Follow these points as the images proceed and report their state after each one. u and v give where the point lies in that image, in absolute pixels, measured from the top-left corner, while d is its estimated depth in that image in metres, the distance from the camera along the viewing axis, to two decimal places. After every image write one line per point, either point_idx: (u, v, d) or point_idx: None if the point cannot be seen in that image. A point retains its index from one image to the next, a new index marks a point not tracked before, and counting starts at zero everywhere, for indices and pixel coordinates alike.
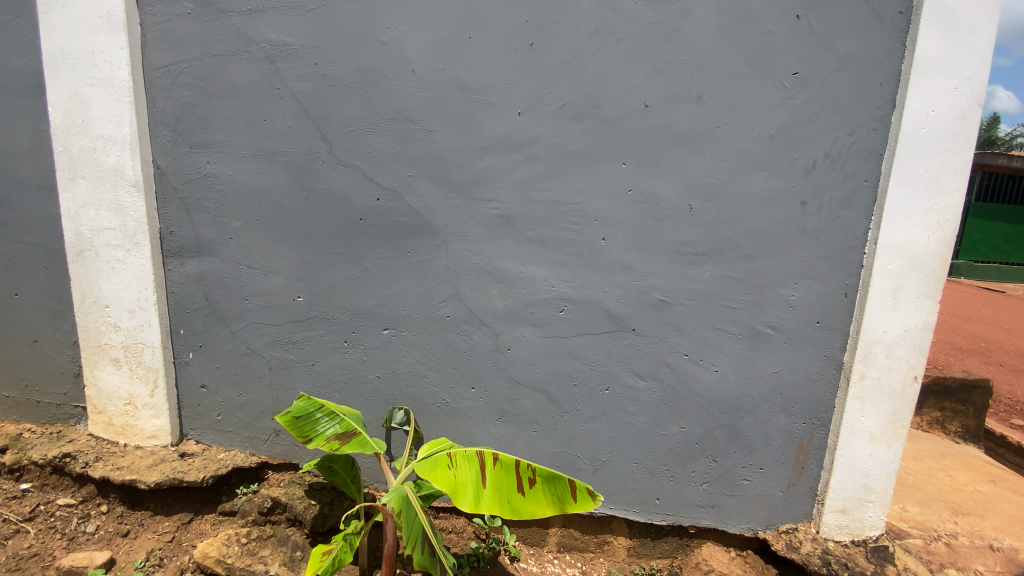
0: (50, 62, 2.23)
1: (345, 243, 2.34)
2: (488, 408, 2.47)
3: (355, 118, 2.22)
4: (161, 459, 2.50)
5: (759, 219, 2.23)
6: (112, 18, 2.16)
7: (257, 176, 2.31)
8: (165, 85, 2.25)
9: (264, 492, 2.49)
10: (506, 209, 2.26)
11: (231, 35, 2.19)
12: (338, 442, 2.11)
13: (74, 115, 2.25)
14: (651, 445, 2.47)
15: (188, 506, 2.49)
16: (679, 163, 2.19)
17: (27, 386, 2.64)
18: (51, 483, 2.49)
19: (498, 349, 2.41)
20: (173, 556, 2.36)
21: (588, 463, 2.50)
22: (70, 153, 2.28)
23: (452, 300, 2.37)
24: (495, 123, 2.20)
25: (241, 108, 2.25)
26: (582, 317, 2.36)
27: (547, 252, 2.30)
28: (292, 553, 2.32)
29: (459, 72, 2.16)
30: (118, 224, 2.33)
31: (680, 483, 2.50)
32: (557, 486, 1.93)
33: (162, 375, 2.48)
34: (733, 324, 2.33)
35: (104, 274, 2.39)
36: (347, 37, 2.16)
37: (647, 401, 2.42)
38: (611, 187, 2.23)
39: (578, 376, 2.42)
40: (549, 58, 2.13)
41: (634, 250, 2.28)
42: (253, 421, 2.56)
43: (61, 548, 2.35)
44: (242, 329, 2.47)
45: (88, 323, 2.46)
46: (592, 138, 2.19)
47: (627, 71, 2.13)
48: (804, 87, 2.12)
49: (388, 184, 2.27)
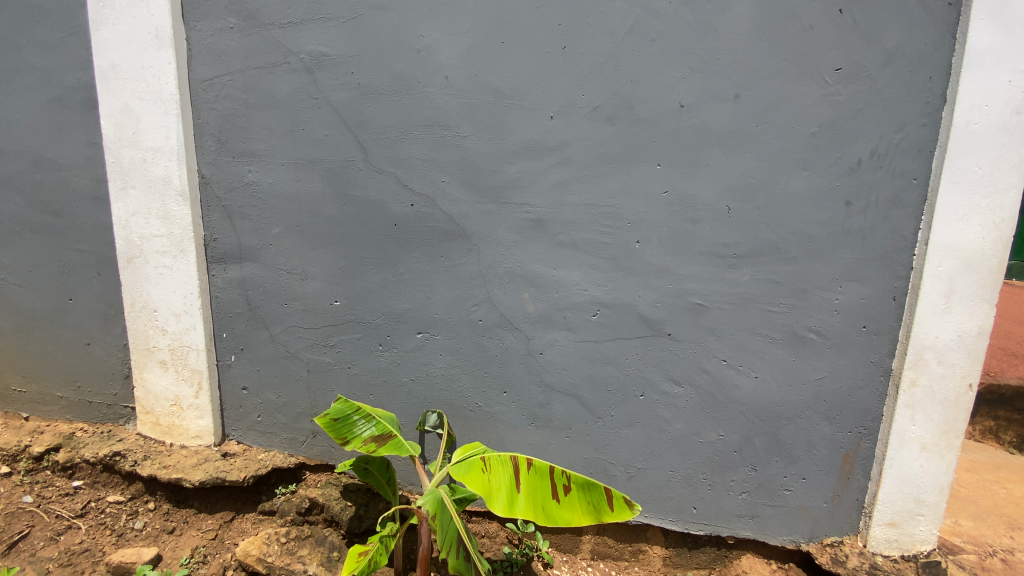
0: (102, 77, 2.33)
1: (380, 248, 2.38)
2: (521, 412, 2.46)
3: (389, 126, 2.25)
4: (204, 459, 2.58)
5: (800, 220, 2.16)
6: (160, 34, 2.25)
7: (296, 184, 2.37)
8: (209, 98, 2.34)
9: (303, 492, 2.55)
10: (538, 213, 2.25)
11: (271, 47, 2.26)
12: (374, 444, 2.14)
13: (125, 128, 2.35)
14: (688, 453, 2.42)
15: (229, 505, 2.56)
16: (716, 164, 2.15)
17: (80, 387, 2.77)
18: (101, 480, 2.60)
19: (531, 353, 2.40)
20: (216, 553, 2.44)
21: (622, 470, 2.46)
22: (122, 164, 2.38)
23: (484, 303, 2.37)
24: (527, 126, 2.19)
25: (281, 118, 2.32)
26: (616, 321, 2.33)
27: (580, 256, 2.28)
28: (328, 553, 2.35)
29: (491, 77, 2.17)
30: (166, 232, 2.42)
31: (718, 492, 2.44)
32: (593, 494, 1.91)
33: (205, 377, 2.56)
34: (774, 328, 2.26)
35: (153, 280, 2.48)
36: (382, 46, 2.19)
37: (684, 407, 2.37)
38: (646, 189, 2.19)
39: (612, 381, 2.39)
40: (582, 60, 2.11)
41: (670, 253, 2.24)
42: (292, 423, 2.62)
43: (111, 544, 2.44)
44: (282, 332, 2.54)
45: (137, 327, 2.56)
46: (626, 139, 2.16)
47: (662, 71, 2.09)
48: (848, 83, 2.04)
49: (421, 190, 2.30)
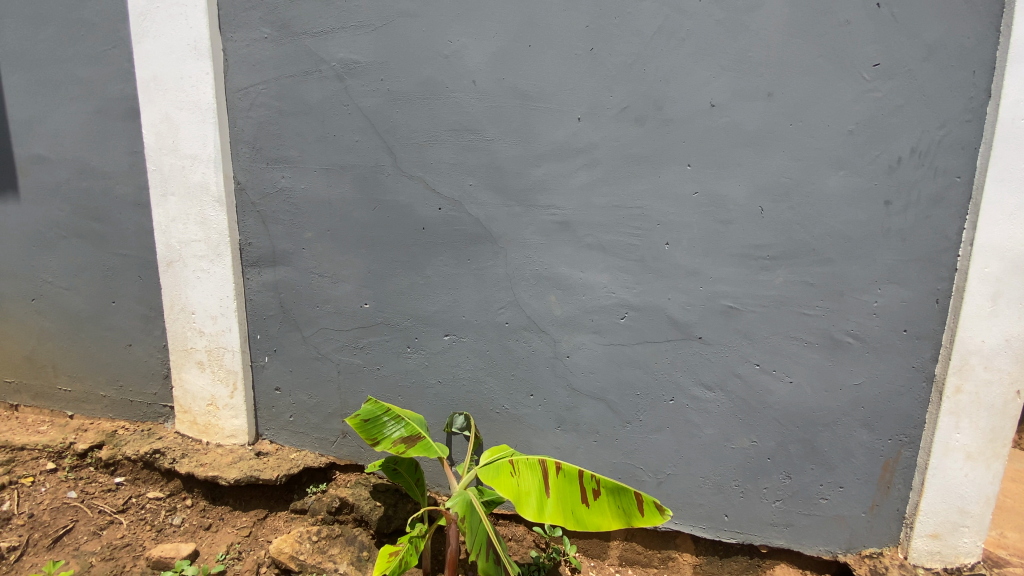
0: (144, 87, 2.41)
1: (408, 251, 2.40)
2: (547, 415, 2.46)
3: (418, 131, 2.28)
4: (239, 457, 2.64)
5: (836, 221, 2.10)
6: (198, 46, 2.32)
7: (327, 190, 2.42)
8: (245, 106, 2.41)
9: (333, 492, 2.59)
10: (565, 215, 2.25)
11: (304, 56, 2.31)
12: (403, 446, 2.16)
13: (164, 137, 2.43)
14: (719, 459, 2.37)
15: (263, 503, 2.61)
16: (748, 164, 2.10)
17: (121, 386, 2.87)
18: (141, 477, 2.68)
19: (557, 357, 2.39)
20: (250, 550, 2.50)
21: (651, 476, 2.43)
22: (162, 171, 2.46)
23: (511, 306, 2.37)
24: (555, 128, 2.19)
25: (313, 125, 2.37)
26: (645, 324, 2.30)
27: (608, 258, 2.26)
28: (359, 552, 2.40)
29: (519, 80, 2.17)
30: (204, 237, 2.49)
31: (750, 499, 2.38)
32: (623, 499, 1.88)
33: (240, 377, 2.63)
34: (810, 332, 2.20)
35: (191, 283, 2.56)
36: (411, 52, 2.22)
37: (715, 412, 2.33)
38: (675, 190, 2.16)
39: (641, 385, 2.36)
40: (610, 61, 2.10)
41: (700, 255, 2.20)
42: (322, 423, 2.66)
43: (151, 539, 2.52)
44: (313, 334, 2.59)
45: (176, 328, 2.65)
46: (655, 140, 2.13)
47: (692, 70, 2.06)
48: (887, 78, 1.98)
49: (449, 194, 2.31)
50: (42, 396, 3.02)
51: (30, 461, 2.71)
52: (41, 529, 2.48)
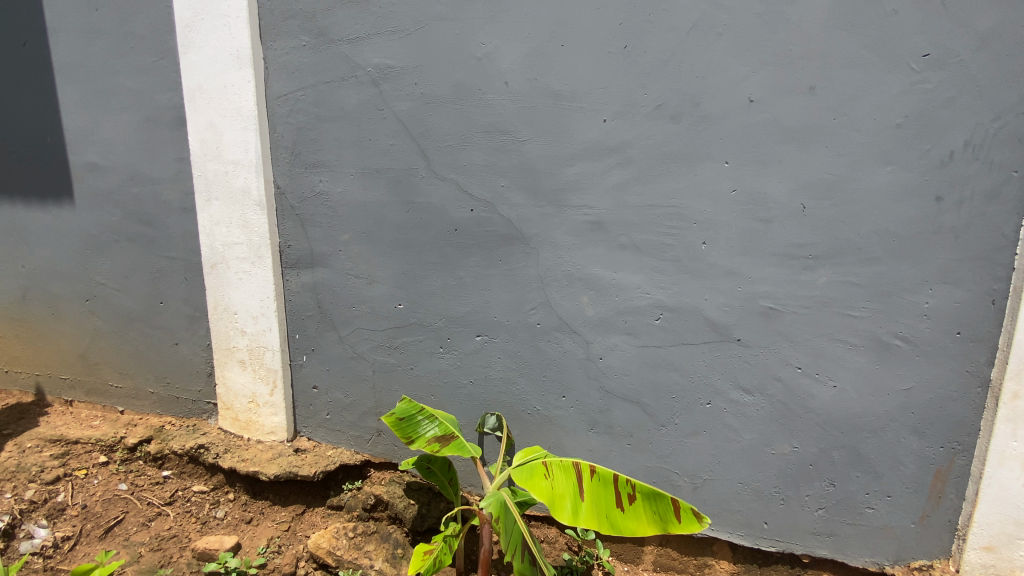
0: (189, 96, 2.50)
1: (441, 252, 2.43)
2: (580, 417, 2.44)
3: (451, 133, 2.30)
4: (278, 453, 2.73)
5: (883, 218, 2.02)
6: (240, 55, 2.39)
7: (363, 193, 2.46)
8: (284, 113, 2.48)
9: (368, 489, 2.65)
10: (598, 215, 2.23)
11: (340, 62, 2.36)
12: (437, 444, 2.19)
13: (208, 143, 2.51)
14: (758, 465, 2.31)
15: (301, 498, 2.69)
16: (789, 160, 2.04)
17: (169, 383, 3.00)
18: (187, 471, 2.80)
19: (590, 358, 2.37)
20: (289, 544, 2.56)
21: (687, 481, 2.38)
22: (206, 177, 2.55)
23: (542, 307, 2.37)
24: (588, 128, 2.17)
25: (349, 129, 2.42)
26: (681, 325, 2.26)
27: (642, 258, 2.23)
28: (392, 550, 2.43)
29: (551, 80, 2.16)
30: (245, 239, 2.58)
31: (791, 507, 2.31)
32: (659, 504, 1.85)
33: (280, 375, 2.71)
34: (855, 334, 2.12)
35: (233, 284, 2.65)
36: (444, 55, 2.24)
37: (754, 416, 2.27)
38: (712, 188, 2.12)
39: (676, 389, 2.32)
40: (644, 58, 2.07)
41: (739, 254, 2.15)
42: (358, 421, 2.72)
43: (196, 531, 2.62)
44: (349, 334, 2.64)
45: (219, 328, 2.74)
46: (691, 137, 2.09)
47: (729, 65, 2.02)
48: (938, 69, 1.89)
49: (481, 195, 2.32)
50: (95, 392, 3.18)
51: (84, 454, 2.81)
52: (94, 520, 2.58)
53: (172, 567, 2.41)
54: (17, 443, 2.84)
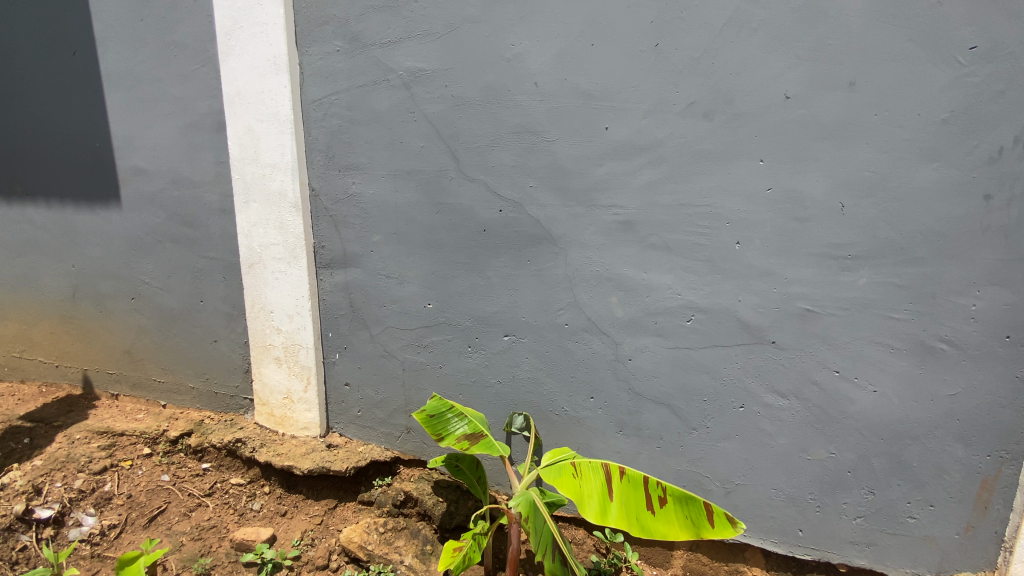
0: (228, 101, 2.58)
1: (470, 253, 2.45)
2: (608, 419, 2.43)
3: (481, 135, 2.32)
4: (312, 449, 2.80)
5: (927, 217, 1.94)
6: (277, 60, 2.46)
7: (394, 194, 2.51)
8: (319, 116, 2.54)
9: (397, 486, 2.70)
10: (628, 215, 2.21)
11: (373, 66, 2.40)
12: (467, 442, 2.22)
13: (247, 147, 2.59)
14: (793, 471, 2.25)
15: (333, 493, 2.76)
16: (826, 158, 1.99)
17: (208, 379, 3.11)
18: (225, 464, 2.89)
19: (619, 359, 2.36)
20: (322, 537, 2.63)
21: (719, 485, 2.35)
22: (244, 179, 2.63)
23: (571, 307, 2.36)
24: (618, 127, 2.16)
25: (381, 132, 2.46)
26: (713, 327, 2.22)
27: (673, 258, 2.21)
28: (422, 546, 2.46)
29: (581, 80, 2.16)
30: (282, 240, 2.65)
31: (828, 515, 2.25)
32: (691, 508, 1.83)
33: (314, 373, 2.78)
34: (897, 337, 2.05)
35: (270, 283, 2.73)
36: (474, 57, 2.26)
37: (789, 421, 2.22)
38: (746, 187, 2.08)
39: (707, 391, 2.29)
40: (676, 56, 2.05)
41: (774, 255, 2.10)
42: (388, 418, 2.79)
43: (234, 522, 2.71)
44: (380, 333, 2.70)
45: (256, 326, 2.83)
46: (724, 135, 2.06)
47: (764, 61, 1.98)
48: (986, 62, 1.81)
49: (510, 196, 2.33)
50: (139, 386, 3.32)
51: (129, 446, 2.94)
52: (138, 509, 2.70)
53: (211, 555, 2.50)
54: (67, 434, 2.98)
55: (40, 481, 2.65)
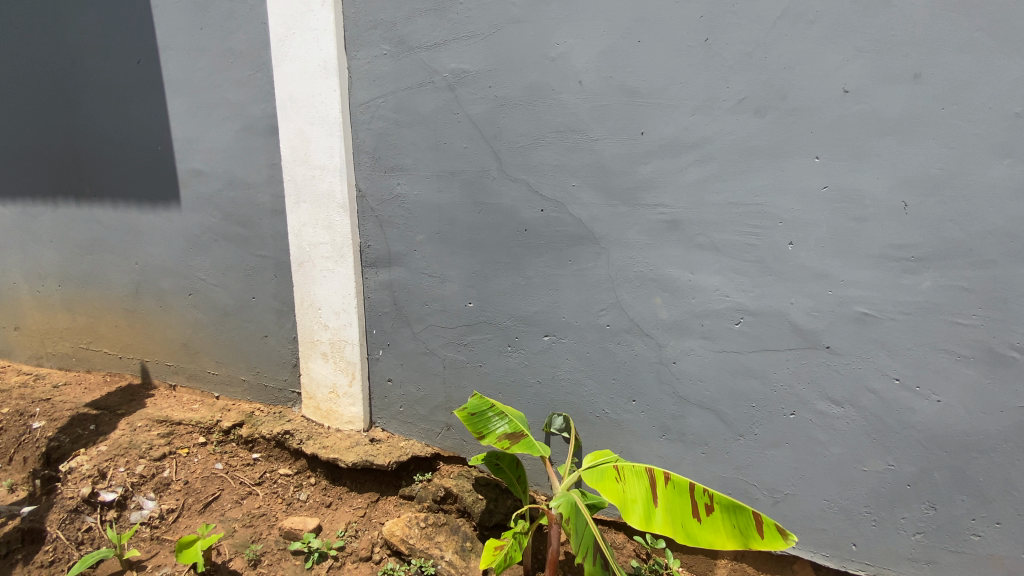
0: (281, 105, 2.67)
1: (511, 252, 2.45)
2: (651, 423, 2.39)
3: (524, 134, 2.32)
4: (356, 442, 2.89)
5: (999, 216, 1.82)
6: (328, 65, 2.53)
7: (438, 195, 2.54)
8: (366, 119, 2.60)
9: (438, 482, 2.75)
10: (674, 214, 2.17)
11: (419, 69, 2.45)
12: (508, 441, 2.23)
13: (298, 149, 2.68)
14: (847, 483, 2.16)
15: (375, 486, 2.83)
16: (888, 154, 1.89)
17: (258, 372, 3.25)
18: (274, 454, 3.02)
19: (663, 362, 2.32)
20: (365, 528, 2.68)
21: (766, 494, 2.28)
22: (295, 181, 2.72)
23: (613, 308, 2.34)
24: (665, 125, 2.12)
25: (425, 133, 2.50)
26: (763, 331, 2.15)
27: (721, 259, 2.15)
28: (462, 543, 2.49)
29: (627, 77, 2.13)
30: (329, 239, 2.73)
31: (884, 529, 2.15)
32: (740, 518, 1.78)
33: (358, 368, 2.86)
34: (964, 344, 1.93)
35: (318, 281, 2.82)
36: (518, 57, 2.26)
37: (844, 430, 2.12)
38: (800, 185, 2.00)
39: (755, 397, 2.22)
40: (727, 51, 1.99)
41: (829, 256, 2.02)
42: (429, 415, 2.85)
43: (282, 511, 2.80)
44: (422, 330, 2.75)
45: (304, 322, 2.92)
46: (777, 132, 1.99)
47: (821, 55, 1.90)
48: None
49: (552, 195, 2.33)
50: (195, 378, 3.49)
51: (186, 435, 3.09)
52: (194, 495, 2.82)
53: (262, 542, 2.59)
54: (129, 422, 3.16)
55: (105, 465, 2.83)
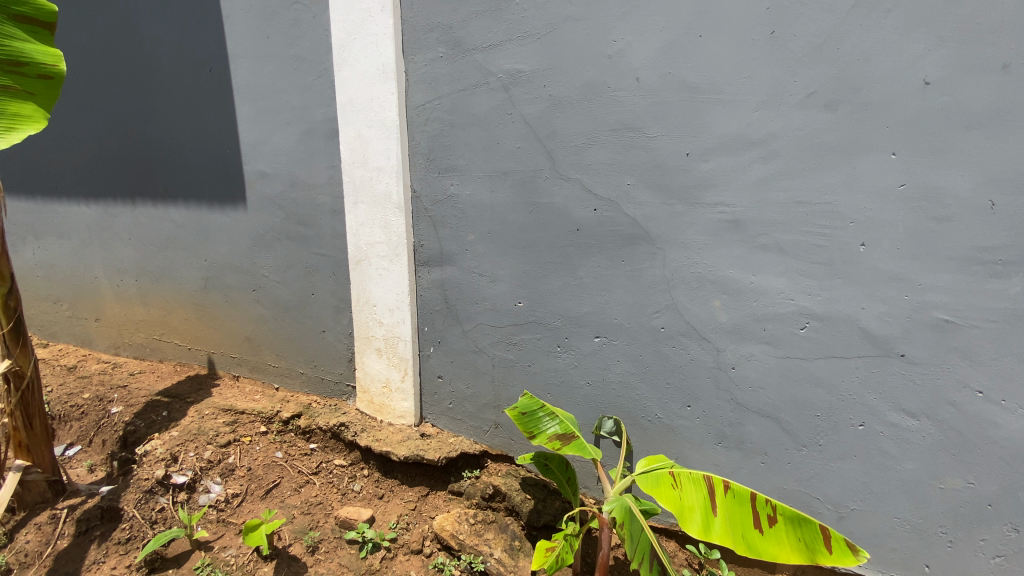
0: (341, 109, 2.77)
1: (563, 252, 2.44)
2: (706, 430, 2.33)
3: (578, 133, 2.30)
4: (407, 436, 2.97)
5: None
6: (386, 69, 2.60)
7: (490, 195, 2.56)
8: (422, 121, 2.66)
9: (486, 479, 2.79)
10: (736, 213, 2.10)
11: (474, 70, 2.47)
12: (559, 442, 2.23)
13: (356, 151, 2.77)
14: (920, 500, 2.03)
15: (425, 481, 2.89)
16: (973, 149, 1.76)
17: (316, 366, 3.38)
18: (330, 445, 3.14)
19: (720, 367, 2.25)
20: (416, 522, 2.74)
21: (830, 509, 2.17)
22: (353, 182, 2.82)
23: (668, 310, 2.29)
24: (727, 121, 2.05)
25: (480, 134, 2.52)
26: (831, 336, 2.05)
27: (786, 260, 2.06)
28: (510, 542, 2.50)
29: (687, 73, 2.07)
30: (385, 239, 2.81)
31: (960, 551, 2.01)
32: (805, 531, 1.70)
33: (411, 365, 2.93)
34: None
35: (374, 279, 2.90)
36: (574, 56, 2.25)
37: (918, 444, 1.99)
38: (873, 183, 1.89)
39: (821, 406, 2.11)
40: (794, 44, 1.91)
41: (905, 258, 1.90)
42: (478, 413, 2.88)
43: (337, 500, 2.90)
44: (472, 329, 2.78)
45: (360, 319, 3.02)
46: (848, 127, 1.89)
47: (899, 45, 1.79)
48: None
49: (606, 194, 2.30)
50: (256, 369, 3.67)
51: (249, 424, 3.26)
52: (256, 481, 2.97)
53: (319, 529, 2.68)
54: (198, 410, 3.37)
55: (176, 449, 3.00)
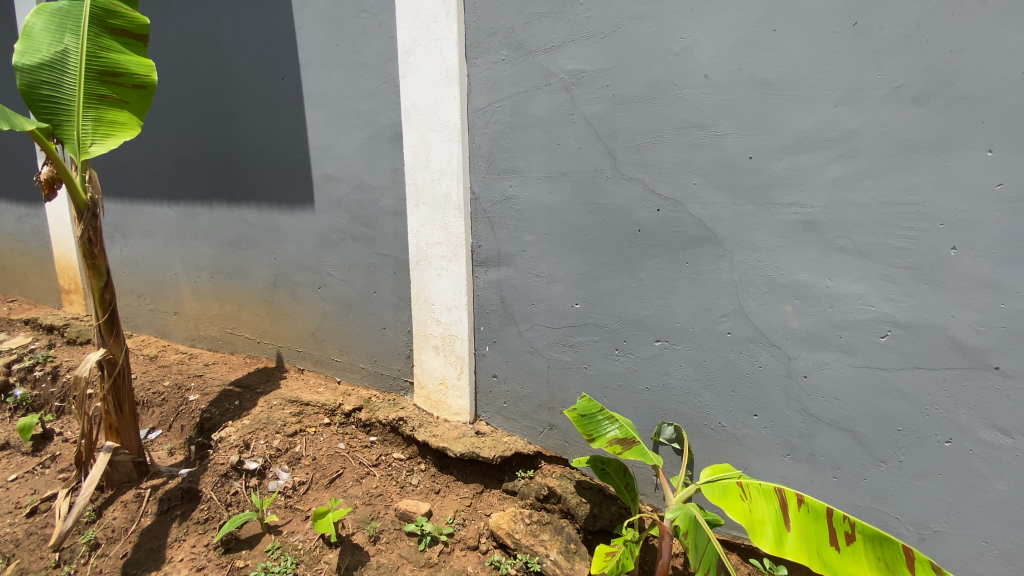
0: (405, 113, 2.84)
1: (624, 253, 2.41)
2: (774, 440, 2.23)
3: (642, 133, 2.27)
4: (463, 433, 3.02)
5: None
6: (449, 73, 2.65)
7: (549, 196, 2.56)
8: (482, 124, 2.69)
9: (540, 480, 2.80)
10: (810, 214, 2.00)
11: (536, 72, 2.48)
12: (619, 446, 2.20)
13: (419, 154, 2.84)
14: (1014, 524, 1.87)
15: (480, 478, 2.93)
16: None
17: (376, 361, 3.51)
18: (389, 439, 3.24)
19: (791, 375, 2.15)
20: (471, 518, 2.78)
21: (911, 529, 2.04)
22: (415, 184, 2.89)
23: (735, 315, 2.21)
24: (802, 118, 1.96)
25: (540, 136, 2.53)
26: (915, 346, 1.92)
27: (865, 264, 1.95)
28: (566, 544, 2.50)
29: (759, 69, 2.00)
30: (445, 239, 2.87)
31: None
32: (887, 551, 1.61)
33: (467, 363, 2.98)
34: None
35: (433, 278, 2.97)
36: (640, 54, 2.21)
37: (1013, 465, 1.83)
38: (967, 182, 1.76)
39: (902, 420, 1.98)
40: (879, 35, 1.80)
41: (1003, 263, 1.75)
42: (533, 413, 2.90)
43: (396, 492, 2.98)
44: (529, 330, 2.79)
45: (419, 317, 3.09)
46: (939, 123, 1.77)
47: (999, 34, 1.66)
48: None
49: (670, 194, 2.25)
50: (320, 363, 3.84)
51: (313, 415, 3.41)
52: (320, 470, 3.10)
53: (380, 520, 2.77)
54: (267, 400, 3.56)
55: (248, 437, 3.18)
